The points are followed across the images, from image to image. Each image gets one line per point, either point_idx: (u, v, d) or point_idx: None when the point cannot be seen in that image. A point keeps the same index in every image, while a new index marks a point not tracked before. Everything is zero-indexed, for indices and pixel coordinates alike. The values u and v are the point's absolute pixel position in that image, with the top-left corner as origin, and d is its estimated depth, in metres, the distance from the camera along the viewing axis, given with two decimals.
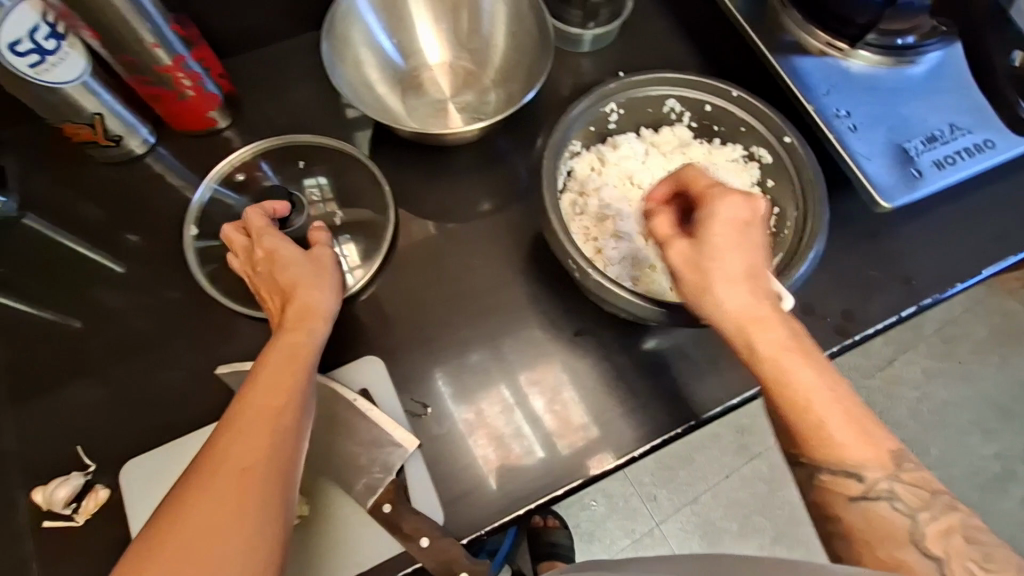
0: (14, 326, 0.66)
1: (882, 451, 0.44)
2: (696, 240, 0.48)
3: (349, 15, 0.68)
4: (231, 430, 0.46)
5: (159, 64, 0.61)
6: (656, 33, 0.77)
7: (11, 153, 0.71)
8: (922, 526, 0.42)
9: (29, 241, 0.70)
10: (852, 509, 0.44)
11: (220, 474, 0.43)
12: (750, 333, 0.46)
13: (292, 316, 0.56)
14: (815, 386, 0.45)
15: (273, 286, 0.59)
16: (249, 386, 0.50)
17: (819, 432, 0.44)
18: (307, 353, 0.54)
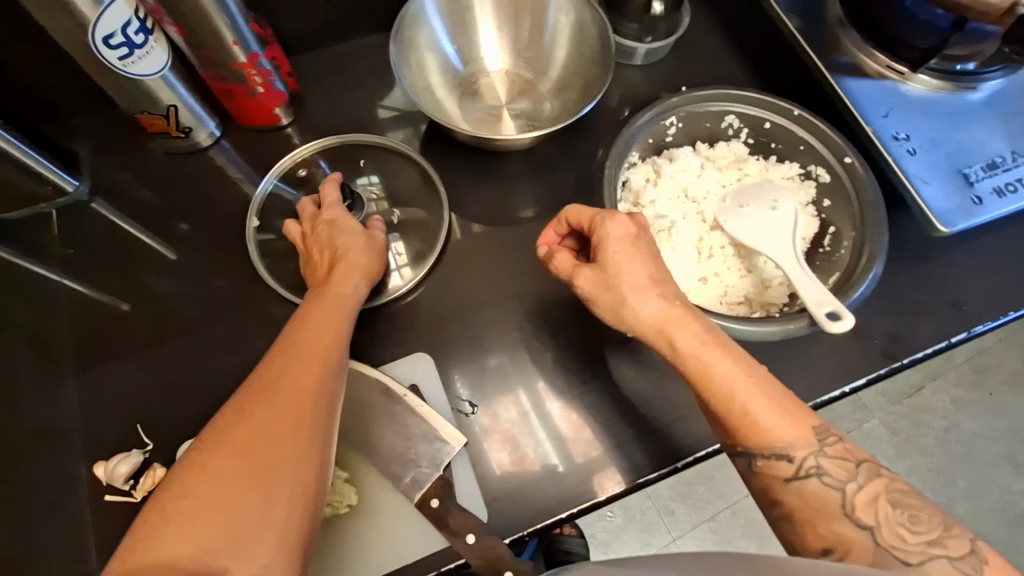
0: (79, 305, 0.69)
1: (806, 428, 0.49)
2: (598, 265, 0.54)
3: (417, 20, 0.70)
4: (285, 357, 0.50)
5: (236, 61, 0.64)
6: (709, 49, 0.78)
7: (84, 140, 0.75)
8: (851, 496, 0.47)
9: (95, 224, 0.73)
10: (787, 490, 0.48)
11: (275, 391, 0.47)
12: (671, 335, 0.51)
13: (341, 273, 0.60)
14: (736, 376, 0.50)
15: (323, 245, 0.63)
16: (300, 326, 0.54)
17: (742, 418, 0.49)
18: (350, 308, 0.58)
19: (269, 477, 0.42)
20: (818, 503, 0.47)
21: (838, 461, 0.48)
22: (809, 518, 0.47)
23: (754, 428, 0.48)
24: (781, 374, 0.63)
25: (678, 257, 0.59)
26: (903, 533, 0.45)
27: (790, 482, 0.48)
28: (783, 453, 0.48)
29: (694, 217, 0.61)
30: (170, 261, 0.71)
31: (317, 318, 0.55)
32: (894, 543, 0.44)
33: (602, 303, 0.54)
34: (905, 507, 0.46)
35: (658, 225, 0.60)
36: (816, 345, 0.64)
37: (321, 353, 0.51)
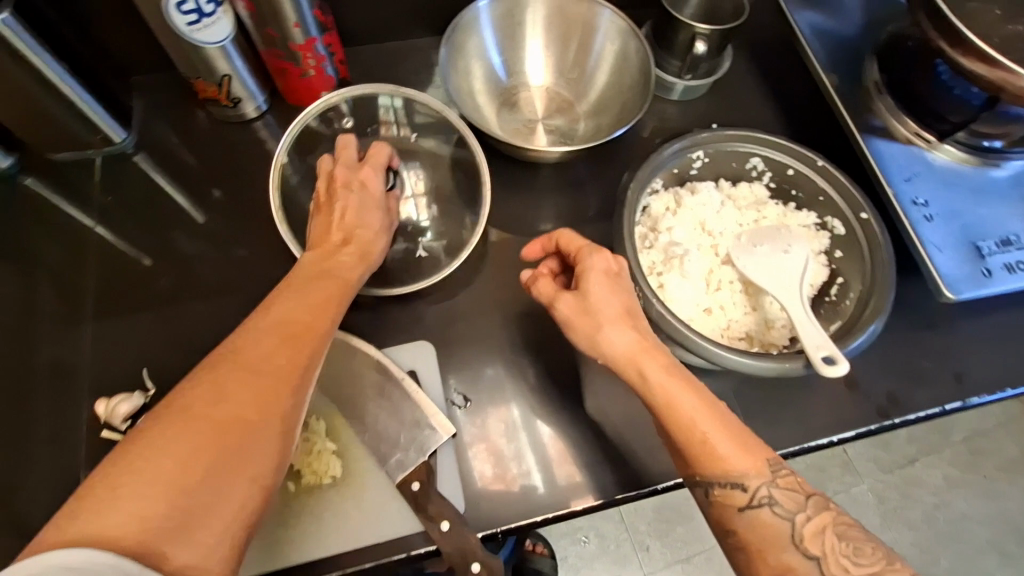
0: (109, 250, 0.72)
1: (760, 460, 0.49)
2: (579, 292, 0.55)
3: (470, 28, 0.73)
4: (267, 333, 0.48)
5: (294, 42, 0.67)
6: (744, 95, 0.81)
7: (139, 96, 0.78)
8: (800, 527, 0.47)
9: (136, 176, 0.76)
10: (741, 519, 0.48)
11: (252, 365, 0.45)
12: (641, 364, 0.52)
13: (345, 254, 0.60)
14: (698, 410, 0.50)
15: (339, 211, 0.61)
16: (287, 301, 0.52)
17: (698, 447, 0.49)
18: (344, 293, 0.57)
19: (231, 463, 0.40)
20: (768, 532, 0.47)
21: (789, 493, 0.48)
22: (756, 546, 0.47)
23: (711, 459, 0.48)
24: (771, 415, 0.64)
25: (688, 285, 0.60)
26: (847, 565, 0.45)
27: (743, 510, 0.48)
28: (737, 483, 0.48)
29: (709, 249, 0.63)
30: (200, 222, 0.74)
31: (310, 292, 0.54)
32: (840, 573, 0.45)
33: (577, 327, 0.55)
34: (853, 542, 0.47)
35: (672, 251, 0.62)
36: (811, 392, 0.65)
37: (307, 332, 0.50)
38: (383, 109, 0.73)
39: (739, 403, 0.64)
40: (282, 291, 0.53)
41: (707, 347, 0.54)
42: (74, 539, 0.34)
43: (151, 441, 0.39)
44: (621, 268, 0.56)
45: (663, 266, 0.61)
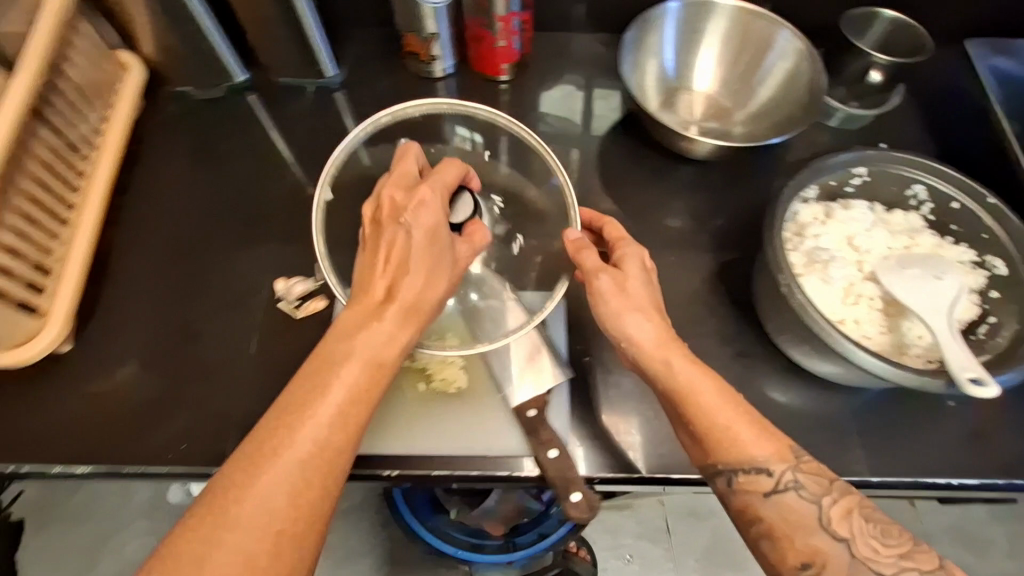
0: (304, 163, 0.84)
1: (782, 446, 0.53)
2: (616, 271, 0.60)
3: (654, 24, 0.79)
4: (288, 435, 0.47)
5: (496, 13, 0.76)
6: (909, 132, 0.80)
7: (350, 43, 0.91)
8: (827, 509, 0.50)
9: (335, 108, 0.88)
10: (766, 505, 0.51)
11: (272, 485, 0.45)
12: (668, 355, 0.56)
13: (386, 320, 0.52)
14: (718, 407, 0.54)
15: (388, 260, 0.54)
16: (323, 386, 0.49)
17: (719, 434, 0.52)
18: (384, 370, 0.52)
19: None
20: (795, 518, 0.50)
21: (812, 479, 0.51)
22: (788, 534, 0.50)
23: (729, 450, 0.52)
24: (885, 441, 0.63)
25: (828, 290, 0.62)
26: (875, 545, 0.49)
27: (769, 497, 0.51)
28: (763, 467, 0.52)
29: (854, 263, 0.64)
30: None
31: (342, 381, 0.50)
32: (869, 555, 0.48)
33: (607, 310, 0.59)
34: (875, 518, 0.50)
35: (816, 256, 0.63)
36: (931, 429, 0.63)
37: (336, 436, 0.48)
38: (458, 137, 0.69)
39: (851, 421, 0.64)
40: (322, 362, 0.51)
41: (848, 346, 0.54)
42: None
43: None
44: (651, 265, 0.62)
45: (805, 267, 0.63)
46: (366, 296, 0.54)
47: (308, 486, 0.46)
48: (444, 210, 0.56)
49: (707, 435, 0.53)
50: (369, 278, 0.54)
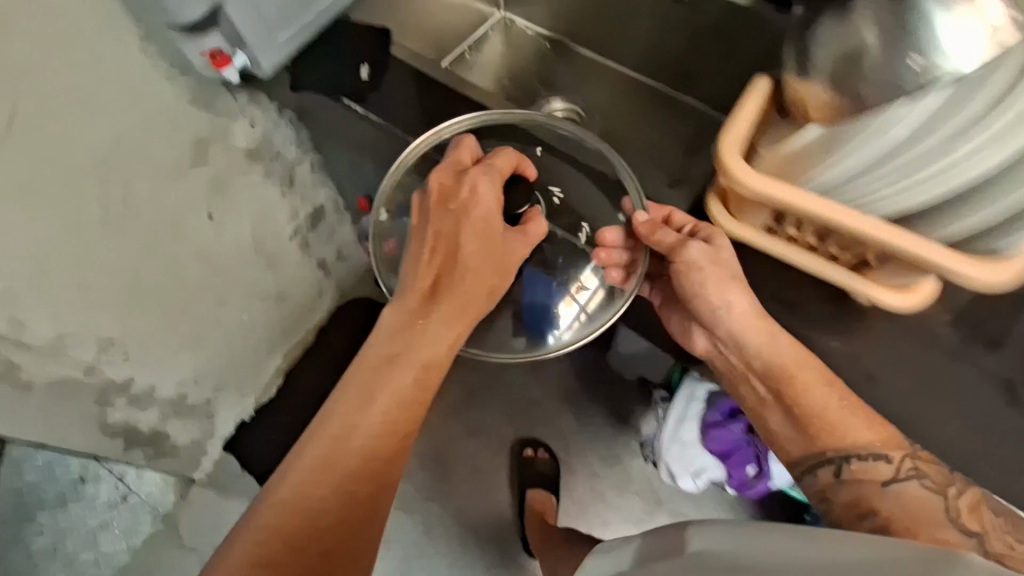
0: None
1: (887, 434, 0.80)
2: (710, 245, 0.86)
3: None
4: (397, 367, 0.77)
5: None
6: None
7: None
8: (950, 500, 0.72)
9: None
10: (886, 492, 0.75)
11: (380, 425, 0.75)
12: (780, 330, 0.88)
13: (442, 312, 0.79)
14: (820, 391, 0.84)
15: (453, 249, 0.81)
16: (394, 359, 0.77)
17: (830, 420, 0.81)
18: (472, 315, 0.81)
19: (367, 497, 0.73)
20: (919, 504, 0.72)
21: (909, 467, 0.76)
22: (908, 520, 0.70)
23: (834, 429, 0.81)
24: None
25: None
26: (1007, 540, 0.66)
27: (886, 487, 0.75)
28: (878, 456, 0.77)
29: None
30: None
31: (410, 359, 0.77)
32: (1003, 547, 0.64)
33: (707, 280, 0.86)
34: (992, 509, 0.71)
35: None
36: None
37: (427, 377, 0.78)
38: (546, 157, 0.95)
39: None
40: (349, 375, 0.78)
41: None
42: (289, 502, 0.70)
43: (339, 447, 0.73)
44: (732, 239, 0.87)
45: None
46: (429, 284, 0.80)
47: (417, 393, 0.78)
48: (496, 201, 0.82)
49: (815, 430, 0.82)
50: (420, 275, 0.80)
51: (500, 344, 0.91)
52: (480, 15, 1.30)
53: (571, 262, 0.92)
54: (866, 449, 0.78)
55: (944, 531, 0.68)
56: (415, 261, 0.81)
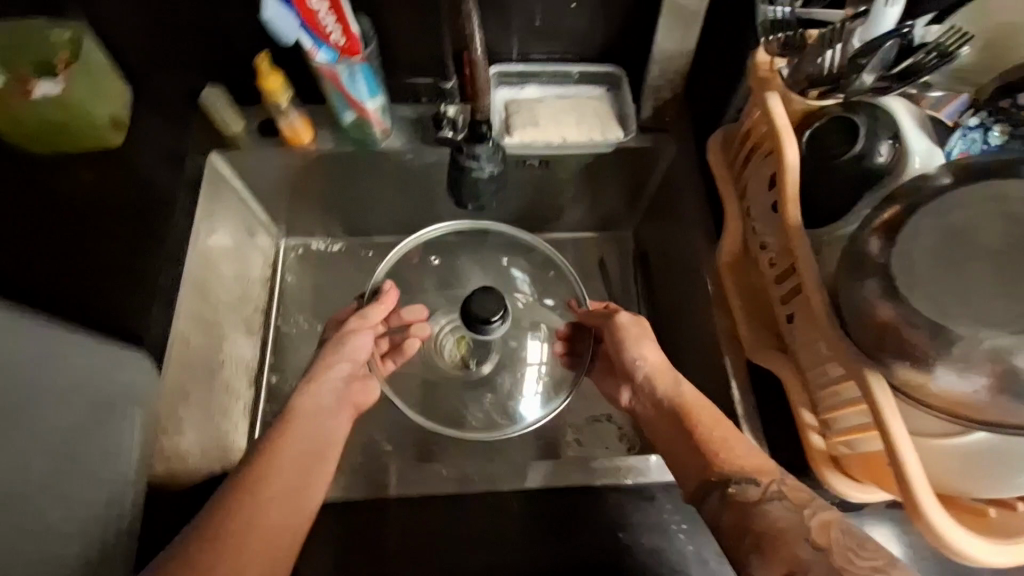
0: None
1: (765, 465, 0.57)
2: (622, 330, 0.70)
3: None
4: (258, 508, 0.56)
5: None
6: None
7: None
8: (808, 519, 0.50)
9: None
10: (752, 513, 0.52)
11: (282, 492, 0.58)
12: (678, 379, 0.66)
13: (283, 465, 0.60)
14: (726, 428, 0.61)
15: (303, 447, 0.63)
16: (261, 493, 0.57)
17: (742, 445, 0.59)
18: (318, 467, 0.62)
19: None
20: (778, 528, 0.50)
21: (796, 493, 0.53)
22: (778, 537, 0.49)
23: (740, 459, 0.57)
24: None
25: None
26: (851, 556, 0.46)
27: (754, 508, 0.53)
28: (749, 480, 0.55)
29: None
30: None
31: (300, 432, 0.64)
32: (844, 561, 0.45)
33: (642, 355, 0.68)
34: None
35: None
36: None
37: (317, 453, 0.63)
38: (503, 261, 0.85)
39: None
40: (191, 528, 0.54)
41: None
42: None
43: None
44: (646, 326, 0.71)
45: None
46: (278, 448, 0.62)
47: (290, 534, 0.56)
48: (329, 408, 0.68)
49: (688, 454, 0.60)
50: (274, 447, 0.62)
51: (453, 418, 0.77)
52: (273, 246, 0.94)
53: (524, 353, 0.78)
54: (762, 476, 0.55)
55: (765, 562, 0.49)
56: (262, 454, 0.61)
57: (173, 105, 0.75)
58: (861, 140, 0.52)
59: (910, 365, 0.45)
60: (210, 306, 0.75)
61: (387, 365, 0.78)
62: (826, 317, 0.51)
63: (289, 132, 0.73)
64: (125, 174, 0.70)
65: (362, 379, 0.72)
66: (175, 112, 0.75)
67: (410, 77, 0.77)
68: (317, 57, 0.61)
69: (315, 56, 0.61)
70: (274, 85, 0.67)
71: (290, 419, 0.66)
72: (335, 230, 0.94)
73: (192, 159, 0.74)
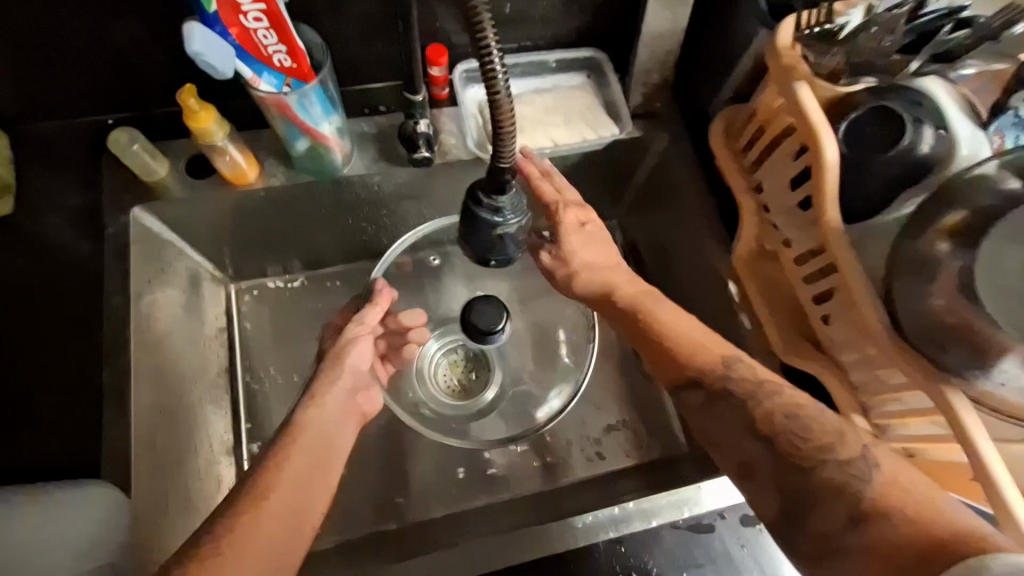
0: None
1: (714, 355, 0.55)
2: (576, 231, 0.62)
3: None
4: (257, 518, 0.48)
5: None
6: None
7: None
8: (757, 408, 0.51)
9: None
10: (705, 411, 0.53)
11: (286, 509, 0.49)
12: (615, 281, 0.61)
13: (290, 475, 0.51)
14: (671, 319, 0.58)
15: (312, 453, 0.54)
16: (260, 500, 0.49)
17: (698, 342, 0.56)
18: (329, 478, 0.54)
19: None
20: (730, 427, 0.52)
21: (743, 384, 0.53)
22: (725, 438, 0.52)
23: (690, 354, 0.55)
24: None
25: None
26: (796, 443, 0.49)
27: (707, 407, 0.53)
28: (695, 383, 0.54)
29: None
30: None
31: (308, 439, 0.55)
32: (790, 451, 0.49)
33: (584, 254, 0.62)
34: (854, 465, 0.46)
35: None
36: None
37: (323, 458, 0.55)
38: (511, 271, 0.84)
39: None
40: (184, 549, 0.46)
41: None
42: None
43: None
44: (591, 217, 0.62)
45: None
46: (284, 455, 0.53)
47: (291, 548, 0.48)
48: (337, 413, 0.60)
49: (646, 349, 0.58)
50: (281, 456, 0.53)
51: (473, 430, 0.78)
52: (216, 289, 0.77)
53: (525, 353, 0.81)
54: (707, 377, 0.54)
55: (720, 455, 0.52)
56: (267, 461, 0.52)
57: (81, 156, 0.63)
58: (908, 133, 0.47)
59: (985, 376, 0.44)
60: (172, 386, 0.64)
61: (388, 368, 0.77)
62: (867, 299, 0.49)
63: (231, 172, 0.61)
64: (40, 256, 0.59)
65: (366, 388, 0.65)
66: (85, 165, 0.63)
67: (364, 83, 0.66)
68: (261, 85, 0.52)
69: (258, 85, 0.52)
70: (208, 123, 0.55)
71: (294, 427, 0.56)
72: (291, 264, 0.79)
73: (113, 220, 0.61)
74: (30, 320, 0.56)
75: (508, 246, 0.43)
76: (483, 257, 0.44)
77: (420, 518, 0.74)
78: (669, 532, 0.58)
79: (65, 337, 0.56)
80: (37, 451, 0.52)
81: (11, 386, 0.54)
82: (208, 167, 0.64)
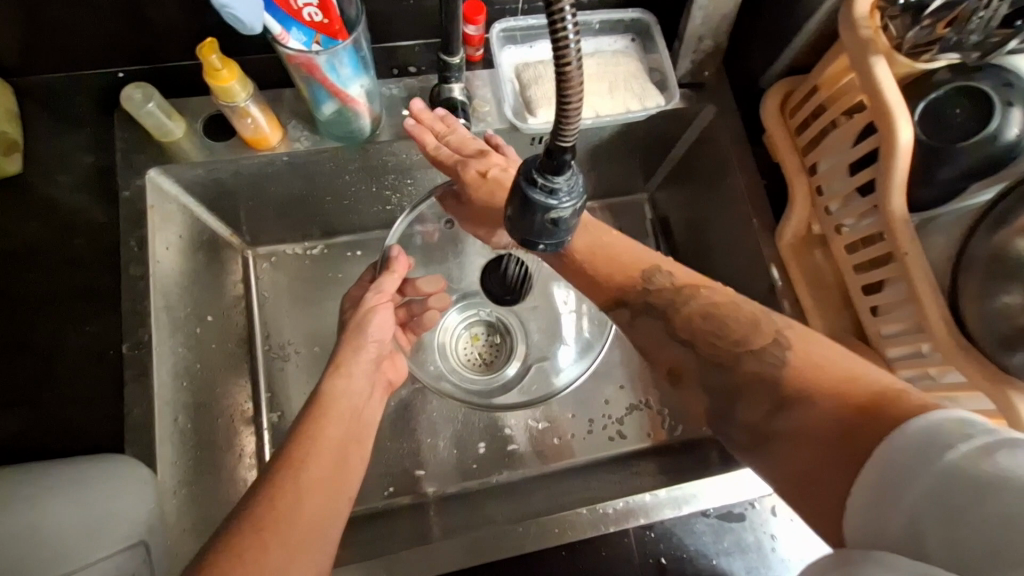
0: None
1: (635, 271, 0.53)
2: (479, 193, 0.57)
3: None
4: (300, 481, 0.46)
5: None
6: None
7: None
8: (675, 316, 0.50)
9: None
10: (639, 326, 0.53)
11: (326, 476, 0.48)
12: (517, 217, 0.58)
13: (328, 442, 0.50)
14: (587, 237, 0.55)
15: (344, 423, 0.53)
16: (302, 465, 0.48)
17: (607, 252, 0.55)
18: (359, 448, 0.53)
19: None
20: (657, 338, 0.52)
21: (661, 293, 0.52)
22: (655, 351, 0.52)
23: (608, 271, 0.54)
24: None
25: None
26: (713, 340, 0.48)
27: (634, 323, 0.53)
28: (620, 302, 0.54)
29: None
30: None
31: (336, 414, 0.53)
32: (707, 347, 0.48)
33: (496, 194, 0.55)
34: (769, 350, 0.44)
35: None
36: None
37: (355, 430, 0.54)
38: None
39: None
40: (226, 521, 0.44)
41: None
42: None
43: None
44: (493, 164, 0.55)
45: None
46: (317, 424, 0.52)
47: (335, 514, 0.47)
48: (367, 387, 0.58)
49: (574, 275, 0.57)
50: (315, 425, 0.52)
51: (497, 393, 0.76)
52: (232, 255, 0.74)
53: (544, 315, 0.78)
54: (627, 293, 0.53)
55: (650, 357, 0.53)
56: (301, 429, 0.51)
57: (91, 112, 0.59)
58: (997, 116, 0.44)
59: None
60: (195, 357, 0.62)
61: (409, 337, 0.73)
62: (932, 296, 0.46)
63: (252, 135, 0.57)
64: (55, 220, 0.56)
65: (390, 357, 0.64)
66: (97, 121, 0.59)
67: (395, 39, 0.62)
68: (289, 41, 0.48)
69: (287, 41, 0.48)
70: (231, 82, 0.51)
71: (324, 401, 0.54)
72: (311, 231, 0.76)
73: (127, 182, 0.57)
74: (46, 289, 0.54)
75: (559, 231, 0.39)
76: (530, 241, 0.40)
77: (438, 492, 0.74)
78: (700, 521, 0.59)
79: (82, 307, 0.54)
80: (59, 426, 0.51)
81: (32, 355, 0.52)
82: (228, 127, 0.60)
